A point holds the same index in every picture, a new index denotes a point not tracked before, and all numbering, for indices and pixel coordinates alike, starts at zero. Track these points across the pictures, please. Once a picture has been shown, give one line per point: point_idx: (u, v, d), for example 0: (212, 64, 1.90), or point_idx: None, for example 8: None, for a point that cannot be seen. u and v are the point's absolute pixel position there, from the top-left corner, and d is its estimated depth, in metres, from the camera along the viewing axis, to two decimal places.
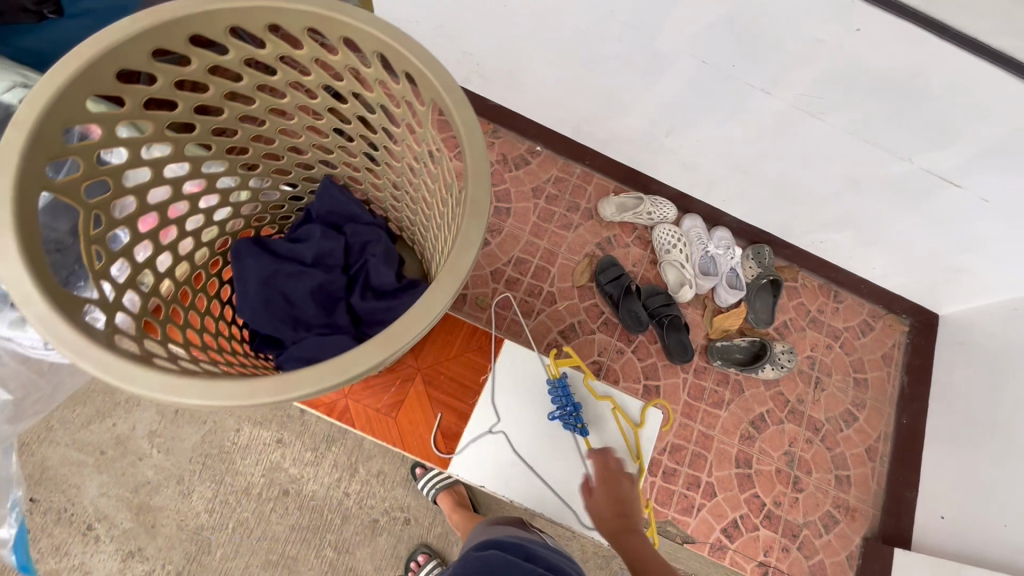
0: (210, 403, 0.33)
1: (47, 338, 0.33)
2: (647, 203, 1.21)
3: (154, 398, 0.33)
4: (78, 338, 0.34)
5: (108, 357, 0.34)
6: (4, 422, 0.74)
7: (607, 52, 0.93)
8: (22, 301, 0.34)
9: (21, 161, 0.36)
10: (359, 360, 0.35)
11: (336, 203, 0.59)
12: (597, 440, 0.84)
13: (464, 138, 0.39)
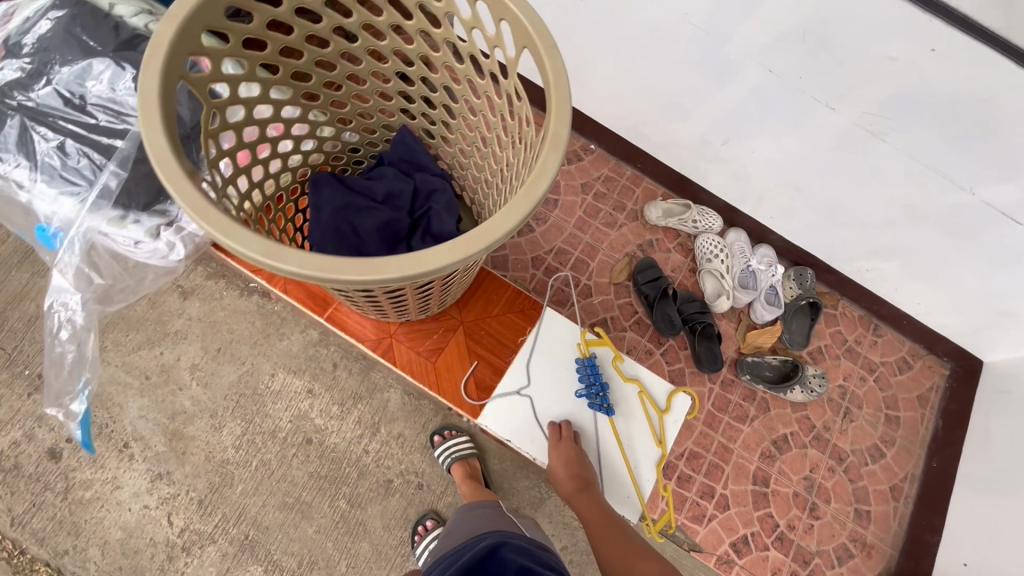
0: (306, 274, 0.36)
1: (172, 196, 0.37)
2: (694, 210, 1.22)
3: (258, 261, 0.36)
4: (199, 200, 0.37)
5: (222, 219, 0.37)
6: (94, 302, 0.76)
7: (675, 54, 0.95)
8: (158, 161, 0.38)
9: (169, 47, 0.41)
10: (442, 257, 0.38)
11: (408, 150, 0.64)
12: (623, 419, 0.96)
13: (553, 80, 0.43)
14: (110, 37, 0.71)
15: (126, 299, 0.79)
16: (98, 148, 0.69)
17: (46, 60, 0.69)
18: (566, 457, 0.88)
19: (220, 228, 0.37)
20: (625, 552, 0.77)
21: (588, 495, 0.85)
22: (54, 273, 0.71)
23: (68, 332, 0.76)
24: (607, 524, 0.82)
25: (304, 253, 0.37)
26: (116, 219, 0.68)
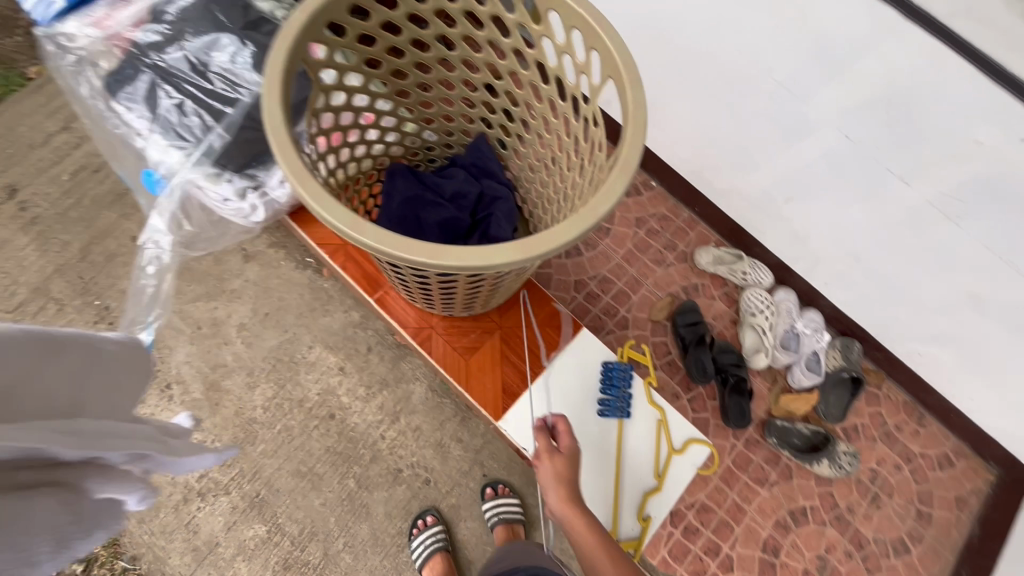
0: (377, 246, 0.40)
1: (278, 162, 0.42)
2: (746, 262, 1.21)
3: (338, 227, 0.40)
4: (298, 166, 0.42)
5: (314, 185, 0.42)
6: (181, 248, 0.83)
7: (752, 107, 0.96)
8: (270, 128, 0.43)
9: (298, 32, 0.47)
10: (501, 255, 0.42)
11: (480, 157, 0.69)
12: (633, 438, 1.02)
13: (631, 114, 0.46)
14: (239, 16, 0.76)
15: (205, 247, 0.86)
16: (210, 111, 0.75)
17: (182, 29, 0.75)
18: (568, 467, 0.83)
19: (311, 192, 0.41)
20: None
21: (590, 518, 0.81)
22: (152, 215, 0.78)
23: (153, 269, 0.83)
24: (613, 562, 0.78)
25: (380, 228, 0.41)
26: (212, 175, 0.76)
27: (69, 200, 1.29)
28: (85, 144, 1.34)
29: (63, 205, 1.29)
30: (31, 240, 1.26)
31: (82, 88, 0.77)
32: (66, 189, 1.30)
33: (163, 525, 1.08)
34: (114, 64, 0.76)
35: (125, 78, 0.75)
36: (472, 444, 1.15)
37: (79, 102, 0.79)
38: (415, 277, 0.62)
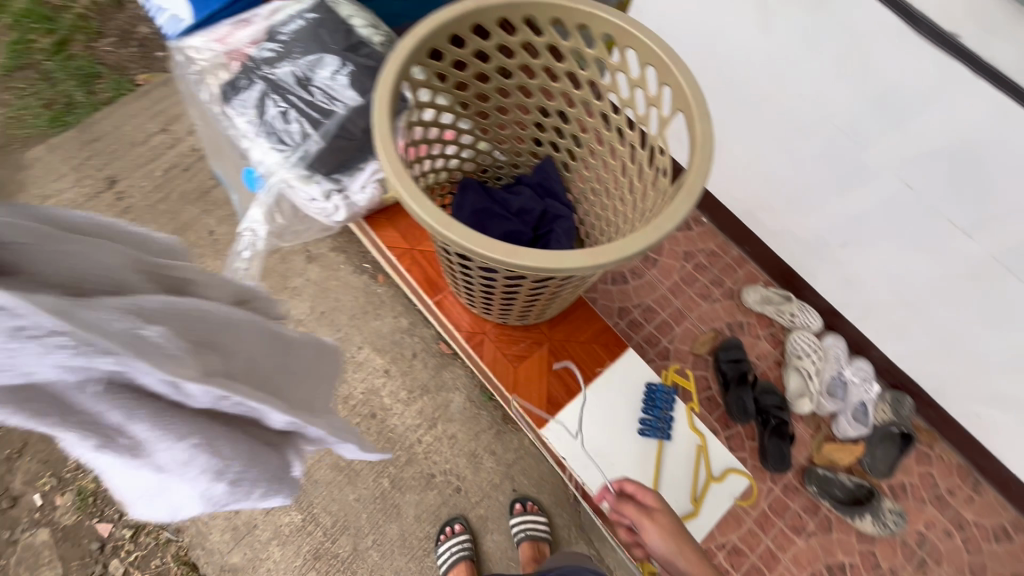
0: (462, 243, 0.46)
1: (381, 165, 0.48)
2: (794, 304, 1.20)
3: (429, 223, 0.46)
4: (398, 169, 0.48)
5: (411, 186, 0.47)
6: (274, 236, 0.91)
7: (811, 150, 0.98)
8: (377, 136, 0.49)
9: (406, 56, 0.52)
10: (568, 260, 0.46)
11: (546, 178, 0.74)
12: (673, 461, 1.01)
13: (699, 145, 0.50)
14: (342, 39, 0.83)
15: (291, 239, 0.93)
16: (310, 121, 0.81)
17: (293, 48, 0.83)
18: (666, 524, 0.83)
19: (408, 192, 0.47)
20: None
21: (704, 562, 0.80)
22: (251, 206, 0.87)
23: (248, 253, 0.92)
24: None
25: (464, 228, 0.46)
26: (304, 177, 0.83)
27: (159, 193, 1.43)
28: (179, 145, 1.48)
29: (154, 198, 1.42)
30: None
31: (202, 95, 0.86)
32: (159, 184, 1.44)
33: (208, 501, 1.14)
34: (231, 75, 0.85)
35: (239, 87, 0.83)
36: (505, 458, 1.17)
37: (200, 108, 0.89)
38: (479, 279, 0.67)
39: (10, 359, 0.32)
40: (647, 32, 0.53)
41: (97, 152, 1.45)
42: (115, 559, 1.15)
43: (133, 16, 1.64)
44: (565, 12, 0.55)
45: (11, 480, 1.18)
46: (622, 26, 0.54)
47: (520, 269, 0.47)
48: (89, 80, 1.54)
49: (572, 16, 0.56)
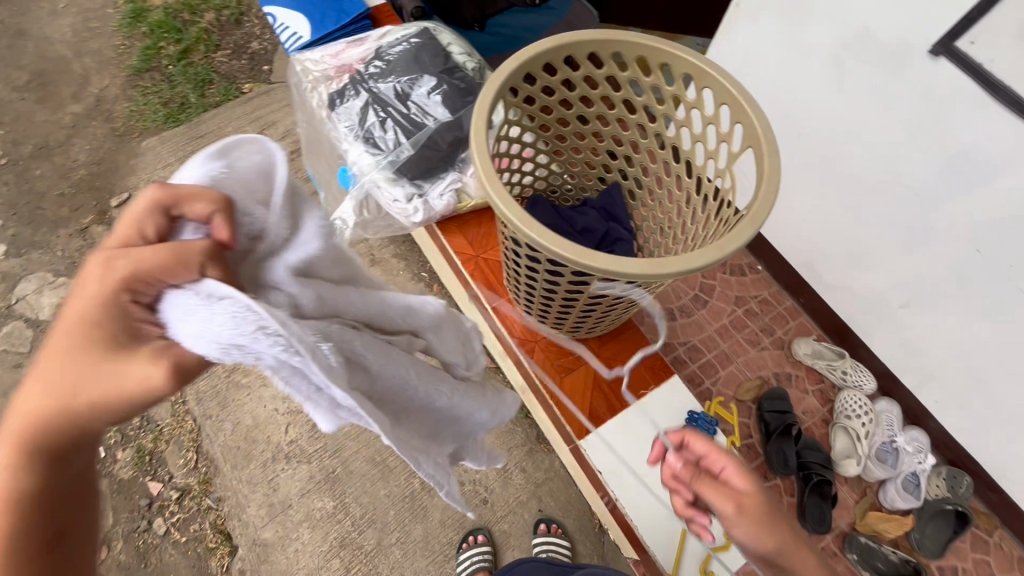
0: (537, 239, 0.51)
1: (472, 166, 0.54)
2: (847, 362, 1.17)
3: (510, 219, 0.51)
4: (487, 171, 0.53)
5: (498, 186, 0.53)
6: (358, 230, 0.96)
7: (877, 207, 0.98)
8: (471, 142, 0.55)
9: (505, 76, 0.59)
10: (629, 266, 0.50)
11: (611, 203, 0.79)
12: None
13: (765, 179, 0.53)
14: (440, 63, 0.93)
15: (370, 235, 0.99)
16: (403, 130, 0.89)
17: (396, 67, 0.93)
18: (761, 515, 0.57)
19: (495, 192, 0.53)
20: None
21: (812, 551, 0.58)
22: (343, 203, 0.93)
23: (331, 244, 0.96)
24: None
25: (541, 227, 0.52)
26: (391, 179, 0.89)
27: None
28: None
29: None
30: None
31: (313, 100, 0.96)
32: None
33: (251, 475, 1.21)
34: (340, 85, 0.95)
35: (346, 96, 0.93)
36: (534, 477, 1.18)
37: (310, 111, 0.98)
38: (541, 284, 0.73)
39: (251, 345, 0.37)
40: (726, 73, 0.57)
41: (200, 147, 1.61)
42: (159, 518, 1.22)
43: (248, 34, 1.85)
44: (651, 51, 0.61)
45: None
46: (702, 67, 0.59)
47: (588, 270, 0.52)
48: (203, 85, 1.73)
49: (658, 54, 0.61)
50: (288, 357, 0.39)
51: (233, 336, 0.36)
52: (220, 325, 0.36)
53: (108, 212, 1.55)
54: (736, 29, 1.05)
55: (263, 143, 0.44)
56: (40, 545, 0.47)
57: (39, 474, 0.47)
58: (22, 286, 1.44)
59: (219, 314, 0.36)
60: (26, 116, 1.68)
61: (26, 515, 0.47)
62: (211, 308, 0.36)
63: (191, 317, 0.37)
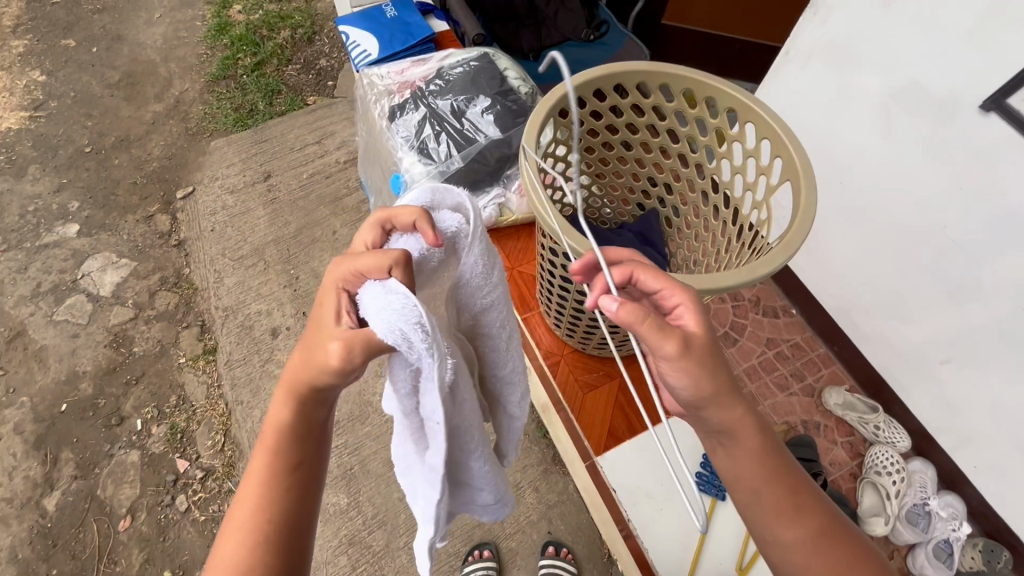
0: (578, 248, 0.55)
1: (521, 177, 0.58)
2: (880, 417, 1.13)
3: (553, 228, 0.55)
4: (533, 181, 0.57)
5: (542, 197, 0.57)
6: None
7: (921, 258, 0.96)
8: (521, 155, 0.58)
9: (557, 99, 0.63)
10: None
11: (648, 228, 0.81)
12: (721, 521, 0.95)
13: (800, 210, 0.55)
14: (496, 86, 0.99)
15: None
16: (456, 144, 0.95)
17: (454, 87, 0.99)
18: (705, 360, 0.46)
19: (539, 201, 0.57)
20: (828, 555, 0.52)
21: (746, 407, 0.51)
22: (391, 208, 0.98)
23: None
24: (793, 481, 0.53)
25: (581, 237, 0.56)
26: None
27: (301, 191, 1.66)
28: (326, 156, 1.72)
29: (297, 194, 1.65)
30: (265, 213, 1.62)
31: (375, 110, 1.03)
32: (302, 184, 1.67)
33: None
34: (402, 99, 1.01)
35: (407, 109, 0.99)
36: (546, 498, 1.17)
37: (371, 120, 1.05)
38: (574, 299, 0.75)
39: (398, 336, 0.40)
40: (768, 110, 0.60)
41: (262, 151, 1.72)
42: (182, 495, 1.27)
43: (318, 52, 1.98)
44: (697, 84, 0.64)
45: (124, 402, 1.37)
46: (746, 103, 0.61)
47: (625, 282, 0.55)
48: (271, 95, 1.86)
49: (703, 88, 0.64)
50: (424, 356, 0.41)
51: (397, 320, 0.40)
52: (393, 310, 0.40)
53: (172, 203, 1.67)
54: (785, 74, 1.08)
55: (467, 197, 0.49)
56: (287, 477, 0.52)
57: (296, 419, 0.52)
58: (88, 263, 1.56)
59: (393, 300, 0.41)
60: (113, 111, 1.84)
61: (280, 452, 0.52)
62: (389, 296, 0.41)
63: (374, 303, 0.42)
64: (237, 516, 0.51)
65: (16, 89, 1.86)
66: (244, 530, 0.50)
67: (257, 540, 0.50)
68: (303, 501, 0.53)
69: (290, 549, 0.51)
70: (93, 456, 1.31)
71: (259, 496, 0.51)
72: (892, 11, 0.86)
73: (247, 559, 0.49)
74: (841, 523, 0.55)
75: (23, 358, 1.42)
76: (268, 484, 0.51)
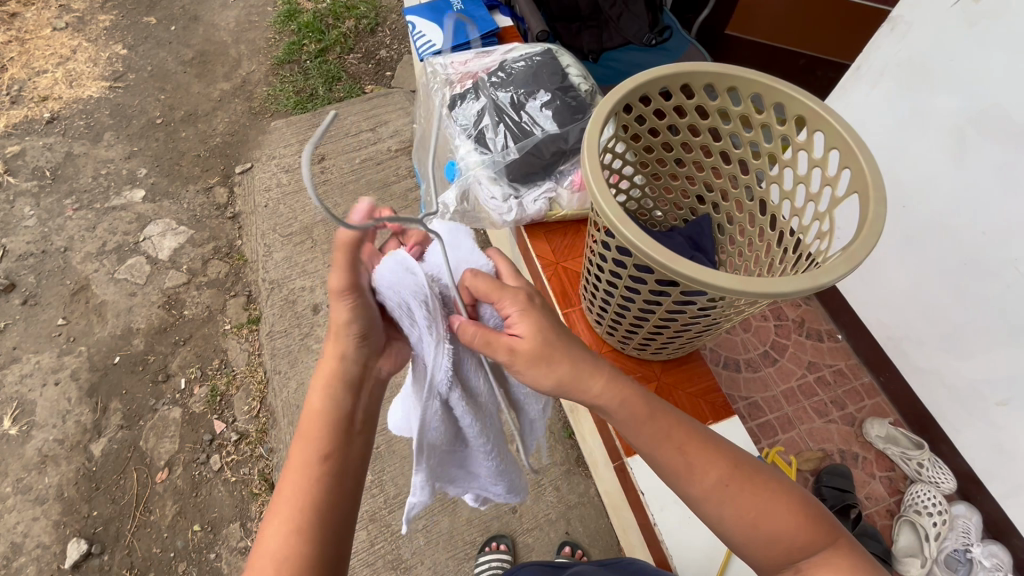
0: (634, 239, 0.55)
1: (584, 164, 0.58)
2: (926, 454, 1.07)
3: (611, 219, 0.56)
4: (596, 171, 0.57)
5: (603, 187, 0.57)
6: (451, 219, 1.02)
7: (985, 291, 0.92)
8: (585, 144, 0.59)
9: (624, 92, 0.63)
10: (708, 275, 0.53)
11: (699, 234, 0.80)
12: None
13: (869, 220, 0.53)
14: (556, 81, 1.00)
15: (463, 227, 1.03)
16: (512, 136, 0.96)
17: (515, 79, 1.00)
18: (537, 361, 0.55)
19: (600, 191, 0.57)
20: (728, 496, 0.58)
21: (607, 380, 0.58)
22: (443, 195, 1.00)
23: None
24: (686, 439, 0.60)
25: (633, 228, 0.55)
26: (492, 178, 0.96)
27: (353, 175, 1.70)
28: (378, 144, 1.77)
29: (348, 177, 1.70)
30: (316, 194, 1.67)
31: (436, 99, 1.06)
32: (354, 169, 1.72)
33: None
34: (463, 88, 1.04)
35: (467, 99, 1.01)
36: (567, 498, 1.17)
37: (432, 108, 1.08)
38: (620, 297, 0.74)
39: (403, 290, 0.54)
40: (841, 119, 0.59)
41: (319, 135, 1.78)
42: (216, 455, 1.33)
43: (379, 42, 2.04)
44: (768, 89, 0.63)
45: (171, 361, 1.44)
46: (816, 111, 0.60)
47: (675, 277, 0.55)
48: (332, 82, 1.93)
49: (775, 93, 0.63)
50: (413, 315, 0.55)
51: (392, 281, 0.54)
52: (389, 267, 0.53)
53: (231, 177, 1.74)
54: (854, 90, 1.06)
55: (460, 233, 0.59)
56: (324, 464, 0.55)
57: (334, 405, 0.57)
58: (150, 228, 1.64)
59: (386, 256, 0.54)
60: (184, 86, 1.94)
61: (319, 440, 0.56)
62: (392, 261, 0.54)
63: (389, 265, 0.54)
64: (279, 507, 0.53)
65: (100, 61, 1.98)
66: (285, 516, 0.52)
67: (298, 524, 0.52)
68: (341, 489, 0.55)
69: (329, 533, 0.53)
70: (139, 409, 1.38)
71: (297, 482, 0.54)
72: (976, 29, 0.82)
73: (291, 541, 0.51)
74: (747, 462, 0.60)
75: (85, 311, 1.51)
76: (308, 473, 0.54)
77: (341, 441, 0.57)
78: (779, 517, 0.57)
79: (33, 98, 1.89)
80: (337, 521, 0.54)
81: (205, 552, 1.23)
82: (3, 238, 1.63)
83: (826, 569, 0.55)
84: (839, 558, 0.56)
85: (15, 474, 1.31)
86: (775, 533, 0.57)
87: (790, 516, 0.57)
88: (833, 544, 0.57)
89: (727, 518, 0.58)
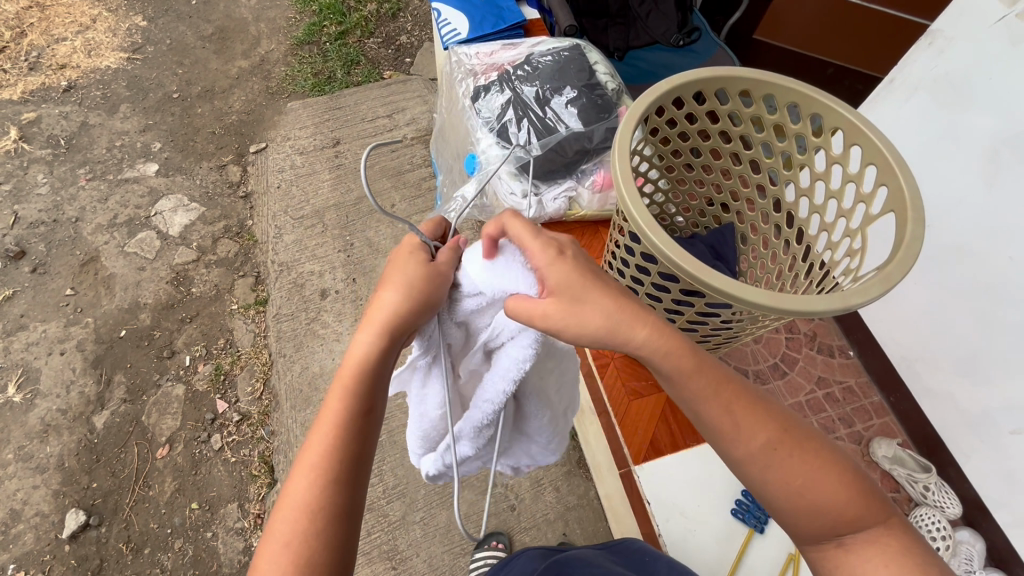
0: (660, 244, 0.53)
1: (614, 167, 0.57)
2: (932, 478, 1.05)
3: (640, 223, 0.54)
4: (626, 174, 0.56)
5: (633, 192, 0.55)
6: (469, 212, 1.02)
7: (1006, 316, 0.90)
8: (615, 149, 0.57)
9: (659, 94, 0.61)
10: (740, 288, 0.51)
11: (720, 242, 0.79)
12: (759, 542, 0.92)
13: (904, 245, 0.51)
14: (583, 78, 0.98)
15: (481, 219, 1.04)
16: (536, 132, 0.95)
17: (541, 73, 0.99)
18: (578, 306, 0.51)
19: (629, 194, 0.55)
20: (779, 460, 0.53)
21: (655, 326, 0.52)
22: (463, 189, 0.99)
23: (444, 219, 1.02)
24: (736, 397, 0.54)
25: (663, 230, 0.54)
26: (513, 174, 0.94)
27: (367, 161, 1.69)
28: (394, 131, 1.75)
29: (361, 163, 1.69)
30: (329, 178, 1.66)
31: (460, 89, 1.04)
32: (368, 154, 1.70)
33: (306, 419, 1.33)
34: (487, 80, 1.02)
35: (491, 91, 0.99)
36: (566, 498, 1.17)
37: (454, 98, 1.06)
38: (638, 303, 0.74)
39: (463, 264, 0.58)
40: (880, 134, 0.57)
41: (335, 118, 1.77)
42: (217, 434, 1.33)
43: (400, 28, 2.02)
44: (806, 98, 0.61)
45: (176, 338, 1.44)
46: (855, 124, 0.58)
47: (700, 286, 0.53)
48: (350, 65, 1.91)
49: (813, 104, 0.61)
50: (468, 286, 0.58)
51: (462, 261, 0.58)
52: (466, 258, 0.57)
53: (245, 156, 1.73)
54: (886, 104, 1.03)
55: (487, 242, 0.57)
56: (357, 421, 0.54)
57: (372, 356, 0.54)
58: (161, 203, 1.64)
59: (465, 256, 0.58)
60: (202, 62, 1.93)
61: (352, 393, 0.54)
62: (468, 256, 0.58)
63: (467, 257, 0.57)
64: (306, 456, 0.52)
65: (119, 32, 1.97)
66: (314, 469, 0.51)
67: (327, 479, 0.51)
68: (366, 441, 0.54)
69: (354, 486, 0.53)
70: (143, 384, 1.38)
71: (326, 431, 0.53)
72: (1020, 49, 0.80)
73: (320, 495, 0.51)
74: (799, 427, 0.55)
75: (93, 283, 1.51)
76: (334, 427, 0.53)
77: (373, 399, 0.55)
78: (831, 487, 0.53)
79: (51, 65, 1.88)
80: (360, 473, 0.54)
81: (202, 530, 1.23)
82: (15, 204, 1.63)
83: (875, 549, 0.52)
84: (889, 538, 0.52)
85: (17, 442, 1.31)
86: (823, 504, 0.52)
87: (841, 487, 0.53)
88: (886, 522, 0.53)
89: (772, 482, 0.53)
